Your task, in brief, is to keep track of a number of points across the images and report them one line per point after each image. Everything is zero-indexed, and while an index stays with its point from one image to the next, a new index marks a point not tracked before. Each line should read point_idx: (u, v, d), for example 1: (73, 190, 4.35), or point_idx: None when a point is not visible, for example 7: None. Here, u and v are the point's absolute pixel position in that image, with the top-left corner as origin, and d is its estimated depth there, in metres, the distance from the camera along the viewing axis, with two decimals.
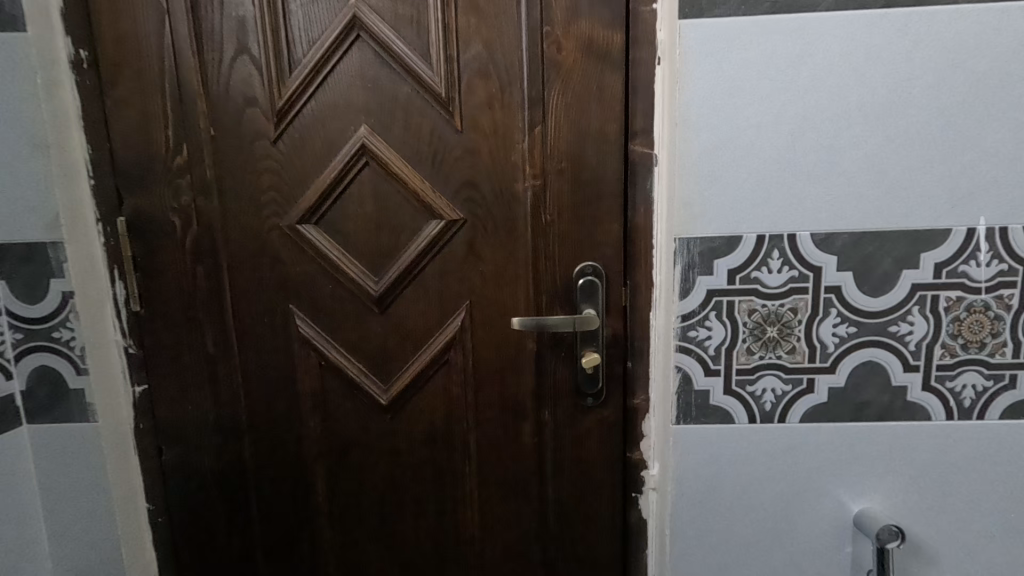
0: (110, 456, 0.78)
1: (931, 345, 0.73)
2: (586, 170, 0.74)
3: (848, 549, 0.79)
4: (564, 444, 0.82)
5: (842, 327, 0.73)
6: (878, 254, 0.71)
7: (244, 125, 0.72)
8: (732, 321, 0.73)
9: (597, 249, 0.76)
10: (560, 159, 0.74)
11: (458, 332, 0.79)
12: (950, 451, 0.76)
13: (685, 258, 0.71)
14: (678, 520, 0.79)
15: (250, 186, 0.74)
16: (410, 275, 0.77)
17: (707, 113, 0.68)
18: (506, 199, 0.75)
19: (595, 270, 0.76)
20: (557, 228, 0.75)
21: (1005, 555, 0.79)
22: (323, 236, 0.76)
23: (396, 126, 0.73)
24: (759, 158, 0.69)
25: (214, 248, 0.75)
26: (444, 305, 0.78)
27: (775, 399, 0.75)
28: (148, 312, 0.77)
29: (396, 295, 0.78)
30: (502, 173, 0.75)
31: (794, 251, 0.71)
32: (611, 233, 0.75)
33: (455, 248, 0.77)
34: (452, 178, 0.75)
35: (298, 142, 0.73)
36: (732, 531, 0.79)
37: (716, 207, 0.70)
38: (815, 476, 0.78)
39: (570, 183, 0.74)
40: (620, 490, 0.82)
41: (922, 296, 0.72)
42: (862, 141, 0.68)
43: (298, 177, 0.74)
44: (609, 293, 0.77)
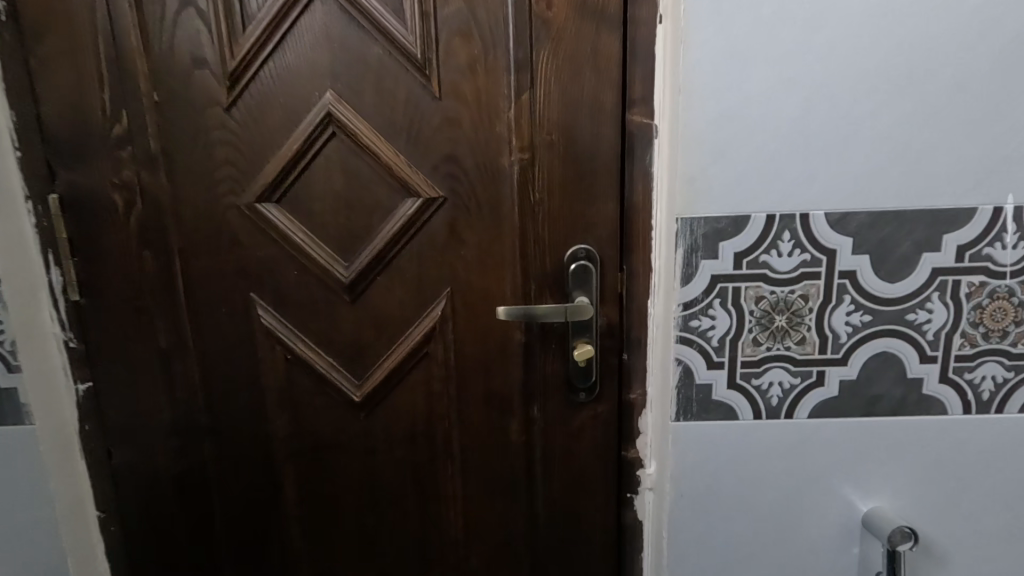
0: (52, 460, 0.70)
1: (950, 334, 0.68)
2: (578, 142, 0.67)
3: (855, 549, 0.74)
4: (554, 443, 0.75)
5: (856, 316, 0.67)
6: (898, 235, 0.65)
7: (193, 90, 0.64)
8: (738, 309, 0.66)
9: (591, 230, 0.69)
10: (550, 130, 0.66)
11: (438, 322, 0.72)
12: (966, 446, 0.72)
13: (687, 241, 0.65)
14: (677, 523, 0.73)
15: (201, 159, 0.66)
16: (386, 260, 0.70)
17: (714, 78, 0.61)
18: (490, 175, 0.68)
19: (588, 254, 0.69)
20: (546, 208, 0.68)
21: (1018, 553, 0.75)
22: (287, 217, 0.68)
23: (366, 93, 0.65)
24: (770, 129, 0.62)
25: (163, 229, 0.68)
26: (422, 293, 0.71)
27: (783, 393, 0.69)
28: (90, 302, 0.69)
29: (369, 281, 0.71)
30: (485, 145, 0.67)
31: (806, 232, 0.64)
32: (606, 213, 0.69)
33: (434, 229, 0.69)
34: (431, 151, 0.67)
35: (255, 109, 0.65)
36: (734, 532, 0.74)
37: (722, 184, 0.63)
38: (823, 474, 0.73)
39: (561, 156, 0.67)
40: (612, 489, 0.77)
41: (942, 281, 0.66)
42: (882, 111, 0.62)
43: (257, 149, 0.66)
44: (603, 279, 0.70)
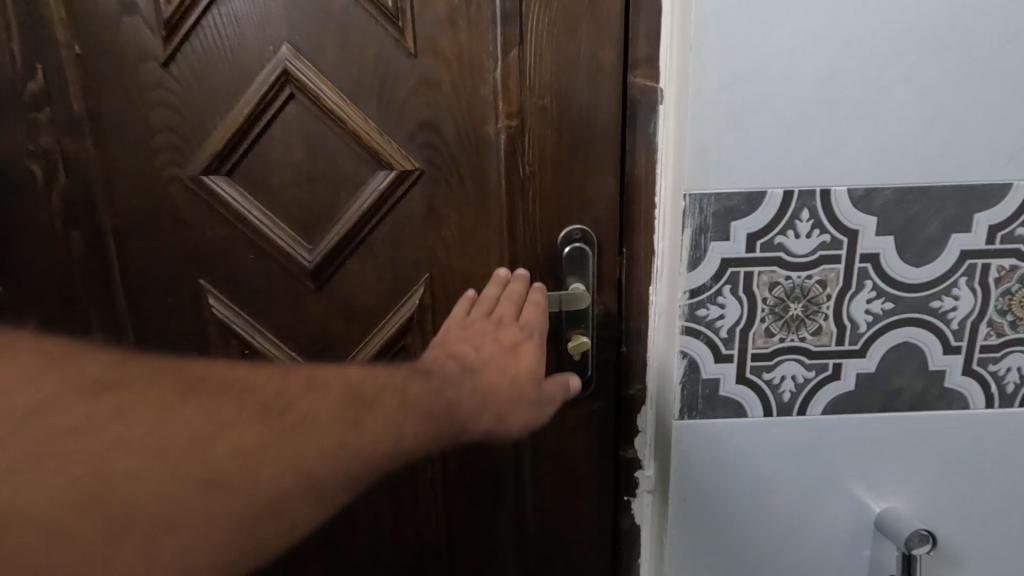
0: None
1: (976, 323, 0.62)
2: (574, 107, 0.59)
3: (865, 552, 0.69)
4: (545, 442, 0.70)
5: (876, 303, 0.61)
6: (926, 214, 0.58)
7: (123, 41, 0.55)
8: (749, 297, 0.60)
9: (587, 209, 0.62)
10: (541, 92, 0.58)
11: (416, 311, 0.64)
12: (987, 442, 0.66)
13: (696, 220, 0.58)
14: (679, 529, 0.68)
15: (137, 124, 0.57)
16: (356, 241, 0.62)
17: (731, 33, 0.53)
18: (473, 147, 0.61)
19: (584, 235, 0.62)
20: (536, 183, 0.61)
21: None
22: (241, 192, 0.59)
23: (329, 47, 0.57)
24: (791, 94, 0.55)
25: (94, 206, 0.59)
26: (398, 279, 0.63)
27: (796, 388, 0.63)
28: (9, 290, 0.60)
29: (337, 266, 0.62)
30: (467, 111, 0.60)
31: (826, 211, 0.58)
32: (604, 189, 0.61)
33: (410, 206, 0.62)
34: (406, 117, 0.59)
35: (197, 65, 0.56)
36: (740, 538, 0.68)
37: (736, 155, 0.56)
38: (835, 475, 0.67)
39: (554, 122, 0.59)
40: (608, 491, 0.71)
41: (971, 265, 0.60)
42: (915, 74, 0.55)
43: (202, 113, 0.57)
44: (601, 264, 0.63)
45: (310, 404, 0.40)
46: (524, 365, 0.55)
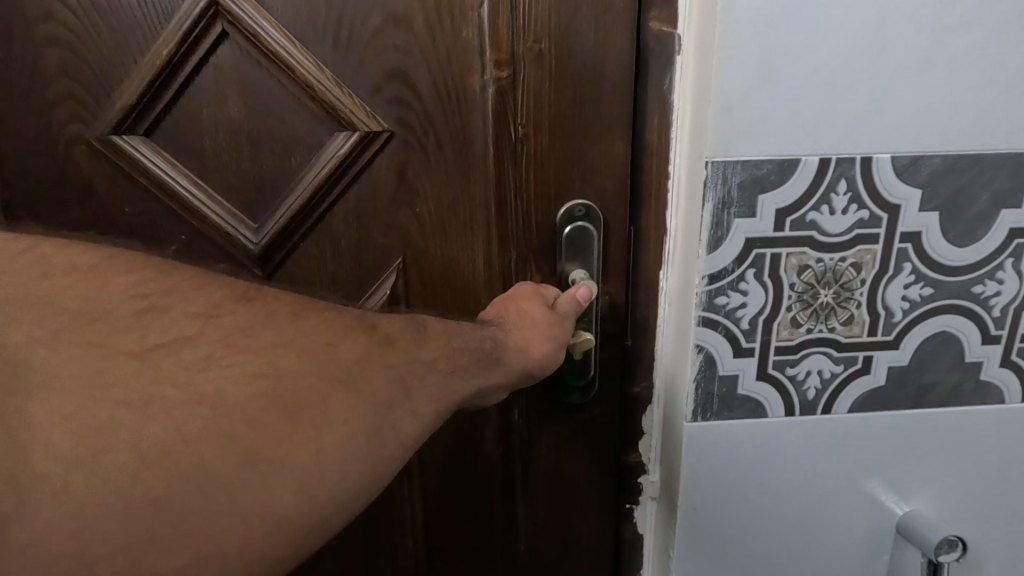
0: None
1: (1018, 309, 0.56)
2: (577, 56, 0.50)
3: (886, 557, 0.64)
4: (541, 446, 0.63)
5: (914, 289, 0.54)
6: (977, 186, 0.51)
7: None
8: (775, 282, 0.53)
9: (591, 181, 0.54)
10: (536, 36, 0.50)
11: (391, 301, 0.58)
12: (1020, 439, 0.61)
13: (719, 193, 0.49)
14: (691, 542, 0.61)
15: (30, 67, 0.51)
16: (315, 213, 0.55)
17: None
18: (451, 104, 0.53)
19: (587, 209, 0.54)
20: (530, 148, 0.53)
21: None
22: (165, 158, 0.54)
23: None
24: (837, 42, 0.46)
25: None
26: (361, 265, 0.57)
27: (821, 384, 0.57)
28: None
29: (294, 244, 0.57)
30: (448, 60, 0.51)
31: (867, 184, 0.50)
32: (612, 158, 0.53)
33: (380, 174, 0.55)
34: (370, 69, 0.52)
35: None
36: (754, 547, 0.62)
37: (769, 116, 0.47)
38: (859, 477, 0.61)
39: (550, 72, 0.51)
40: (606, 498, 0.65)
41: (1018, 245, 0.54)
42: (978, 18, 0.47)
43: (104, 52, 0.51)
44: (603, 244, 0.56)
45: (387, 325, 0.38)
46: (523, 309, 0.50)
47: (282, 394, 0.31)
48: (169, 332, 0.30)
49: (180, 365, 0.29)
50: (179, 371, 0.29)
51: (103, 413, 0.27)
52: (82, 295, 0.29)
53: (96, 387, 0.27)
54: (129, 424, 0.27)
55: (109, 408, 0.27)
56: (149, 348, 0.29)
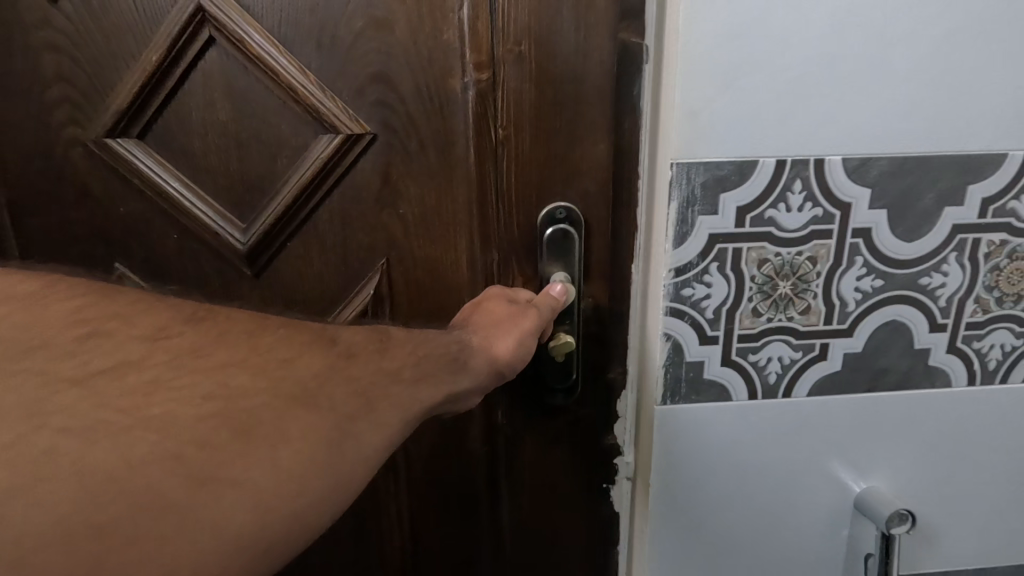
0: None
1: (963, 300, 0.60)
2: (557, 54, 0.53)
3: (845, 531, 0.68)
4: (526, 447, 0.67)
5: (866, 281, 0.59)
6: (922, 185, 0.55)
7: None
8: (737, 274, 0.57)
9: (573, 181, 0.57)
10: (516, 39, 0.52)
11: (373, 301, 0.61)
12: (967, 421, 0.66)
13: (683, 191, 0.53)
14: (662, 521, 0.65)
15: (28, 72, 0.54)
16: (300, 213, 0.58)
17: None
18: (434, 104, 0.56)
19: (569, 212, 0.57)
20: (511, 149, 0.55)
21: (1006, 527, 0.71)
22: (158, 159, 0.57)
23: None
24: (792, 52, 0.50)
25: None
26: (348, 265, 0.60)
27: (781, 369, 0.61)
28: None
29: (281, 244, 0.60)
30: (430, 64, 0.54)
31: (820, 182, 0.54)
32: (593, 158, 0.56)
33: (363, 176, 0.58)
34: (357, 71, 0.55)
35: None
36: (723, 523, 0.66)
37: (728, 120, 0.51)
38: (819, 458, 0.65)
39: (530, 72, 0.53)
40: (584, 484, 0.68)
41: (961, 240, 0.58)
42: (921, 31, 0.51)
43: (102, 56, 0.54)
44: (584, 242, 0.59)
45: (347, 338, 0.41)
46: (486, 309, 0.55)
47: (237, 412, 0.32)
48: (112, 357, 0.31)
49: (122, 391, 0.30)
50: (123, 397, 0.30)
51: (45, 441, 0.27)
52: (19, 324, 0.30)
53: (37, 418, 0.28)
54: (70, 453, 0.28)
55: (50, 436, 0.28)
56: (90, 375, 0.30)
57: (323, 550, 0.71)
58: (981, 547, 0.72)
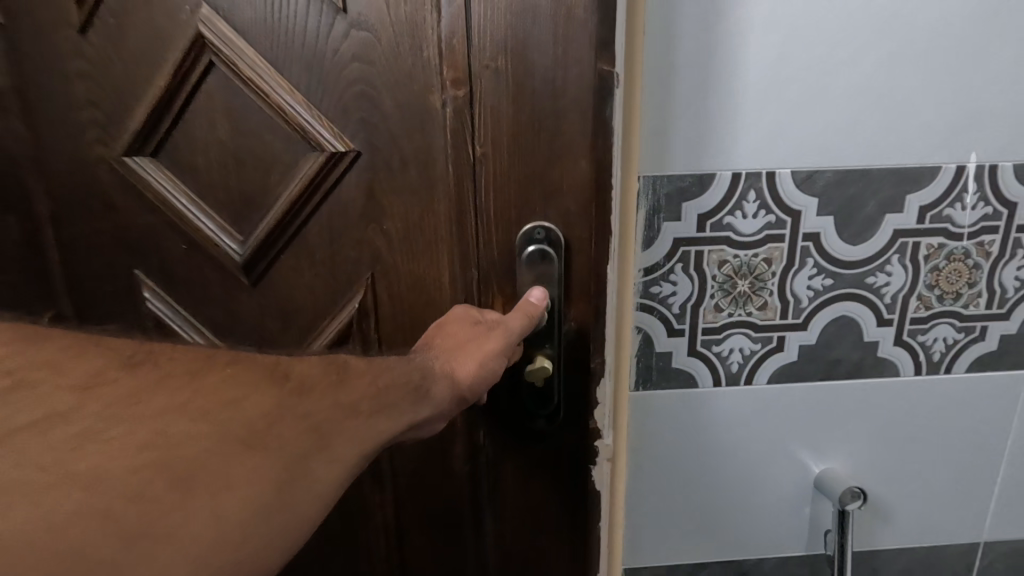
0: None
1: (906, 298, 0.66)
2: (535, 69, 0.56)
3: (806, 510, 0.74)
4: (508, 465, 0.70)
5: (817, 280, 0.66)
6: (865, 194, 0.61)
7: (45, 10, 0.59)
8: (700, 274, 0.65)
9: (554, 199, 0.60)
10: (492, 55, 0.56)
11: (357, 316, 0.67)
12: (916, 408, 0.71)
13: (650, 202, 0.62)
14: (637, 492, 0.73)
15: (65, 98, 0.62)
16: (292, 226, 0.64)
17: (688, 25, 0.57)
18: (418, 118, 0.59)
19: (548, 232, 0.61)
20: (489, 165, 0.60)
21: (956, 506, 0.77)
22: (168, 175, 0.63)
23: (249, 13, 0.57)
24: (741, 82, 0.58)
25: (26, 192, 0.66)
26: (337, 276, 0.65)
27: (743, 359, 0.68)
28: None
29: (274, 257, 0.65)
30: (410, 81, 0.58)
31: (772, 193, 0.62)
32: (575, 175, 0.59)
33: (349, 193, 0.62)
34: (345, 87, 0.59)
35: (111, 32, 0.59)
36: (692, 495, 0.74)
37: (688, 138, 0.60)
38: (780, 441, 0.72)
39: (507, 85, 0.57)
40: (564, 493, 0.71)
41: (903, 243, 0.63)
42: (858, 59, 0.57)
43: (124, 84, 0.61)
44: (562, 262, 0.62)
45: (302, 371, 0.40)
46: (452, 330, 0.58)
47: (178, 460, 0.32)
48: (39, 410, 0.30)
49: (51, 444, 0.30)
50: (46, 452, 0.29)
51: None
52: None
53: None
54: None
55: None
56: (11, 432, 0.29)
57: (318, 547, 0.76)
58: (933, 525, 0.77)
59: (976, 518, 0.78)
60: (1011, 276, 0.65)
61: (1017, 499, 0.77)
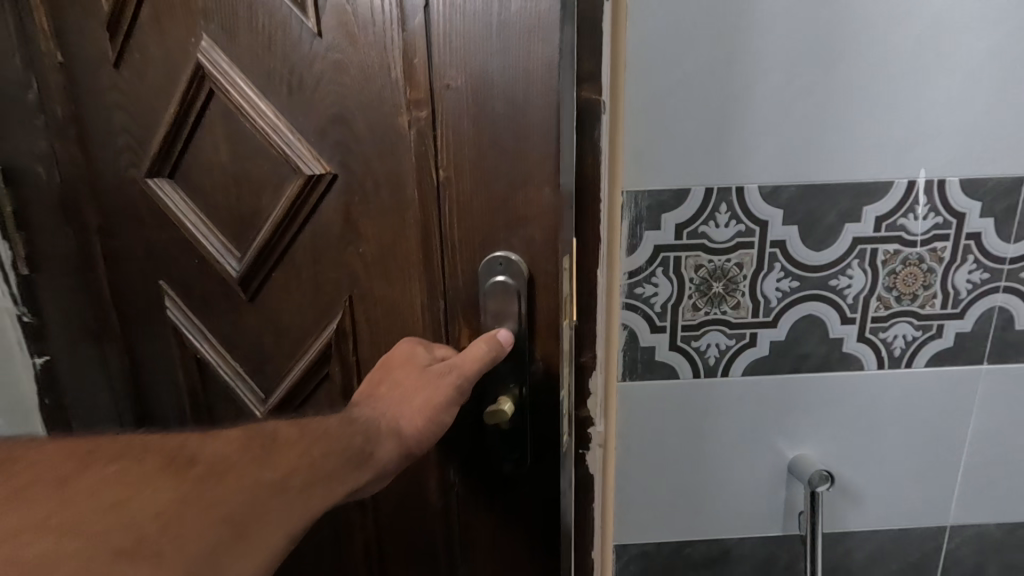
0: (17, 421, 0.86)
1: (868, 298, 0.71)
2: (496, 86, 0.53)
3: (782, 493, 0.80)
4: (479, 510, 0.68)
5: (785, 282, 0.70)
6: (826, 206, 0.67)
7: (87, 49, 0.66)
8: (678, 277, 0.70)
9: (517, 228, 0.57)
10: (450, 74, 0.54)
11: (335, 337, 0.69)
12: (882, 399, 0.76)
13: (632, 213, 0.68)
14: (624, 476, 0.79)
15: (104, 127, 0.69)
16: (278, 248, 0.67)
17: (664, 59, 0.63)
18: (386, 143, 0.59)
19: (506, 261, 0.57)
20: (453, 190, 0.57)
21: (922, 497, 0.81)
22: (182, 196, 0.69)
23: (240, 36, 0.61)
24: (711, 107, 0.64)
25: (77, 206, 0.73)
26: (319, 296, 0.68)
27: (719, 353, 0.73)
28: (36, 275, 0.79)
29: (265, 278, 0.69)
30: (377, 104, 0.58)
31: (741, 205, 0.67)
32: (540, 205, 0.56)
33: (328, 216, 0.64)
34: (319, 109, 0.60)
35: (136, 62, 0.65)
36: (674, 477, 0.79)
37: (665, 158, 0.66)
38: (757, 427, 0.77)
39: (468, 105, 0.54)
40: (537, 543, 0.66)
41: (862, 250, 0.68)
42: (816, 87, 0.63)
43: (147, 109, 0.67)
44: (523, 296, 0.58)
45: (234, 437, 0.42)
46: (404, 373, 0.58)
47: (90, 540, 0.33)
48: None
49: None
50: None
51: None
52: None
53: None
54: None
55: None
56: None
57: (310, 561, 0.79)
58: (902, 513, 0.81)
59: (945, 507, 0.81)
60: (963, 279, 0.70)
61: (980, 487, 0.80)
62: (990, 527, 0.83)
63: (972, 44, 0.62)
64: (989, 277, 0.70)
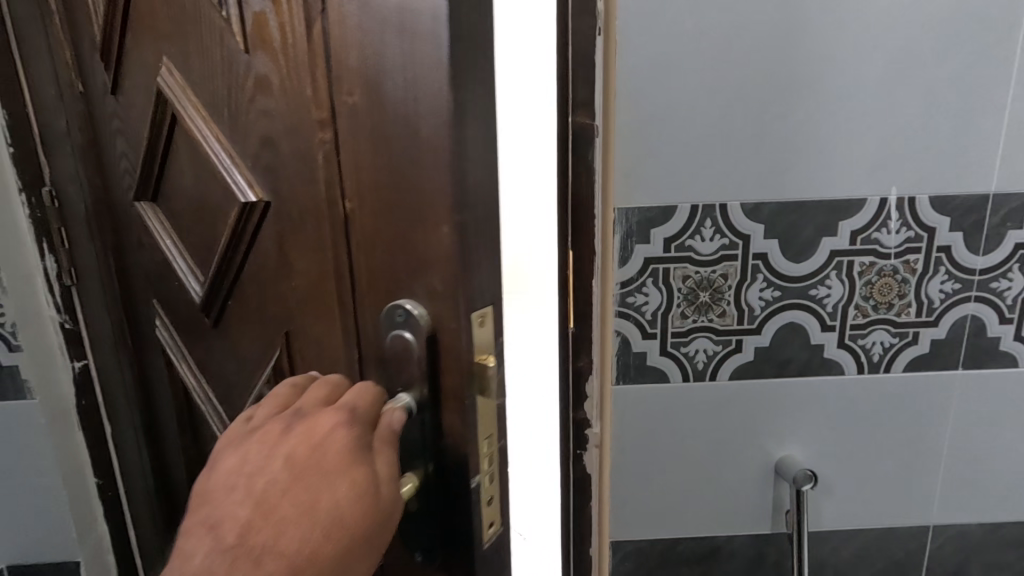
0: (56, 423, 0.90)
1: (846, 307, 0.74)
2: (389, 101, 0.43)
3: (768, 492, 0.83)
4: None
5: (767, 292, 0.74)
6: (803, 221, 0.71)
7: (94, 83, 0.73)
8: (667, 287, 0.74)
9: (418, 275, 0.46)
10: (349, 88, 0.45)
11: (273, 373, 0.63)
12: (862, 402, 0.79)
13: (623, 227, 0.71)
14: (618, 475, 0.83)
15: (116, 156, 0.75)
16: (226, 276, 0.64)
17: (650, 86, 0.67)
18: (306, 167, 0.52)
19: (409, 314, 0.47)
20: (357, 220, 0.49)
21: (901, 498, 0.84)
22: (160, 221, 0.72)
23: (191, 64, 0.60)
24: (694, 130, 0.68)
25: (103, 223, 0.82)
26: (265, 326, 0.63)
27: (707, 358, 0.77)
28: (78, 285, 0.88)
29: (222, 304, 0.68)
30: (296, 121, 0.51)
31: (725, 220, 0.71)
32: (438, 246, 0.44)
33: (264, 248, 0.59)
34: (252, 130, 0.55)
35: (127, 91, 0.69)
36: (667, 475, 0.82)
37: (651, 177, 0.70)
38: (746, 427, 0.80)
39: (365, 119, 0.45)
40: None
41: (839, 261, 0.72)
42: (794, 111, 0.67)
43: (134, 135, 0.71)
44: (425, 357, 0.47)
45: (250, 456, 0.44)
46: (306, 519, 0.45)
47: None
48: None
49: None
50: None
51: None
52: None
53: None
54: None
55: None
56: None
57: None
58: (884, 512, 0.84)
59: (924, 508, 0.84)
60: (936, 289, 0.73)
61: (958, 488, 0.83)
62: (972, 527, 0.85)
63: (937, 72, 0.66)
64: (960, 288, 0.74)
